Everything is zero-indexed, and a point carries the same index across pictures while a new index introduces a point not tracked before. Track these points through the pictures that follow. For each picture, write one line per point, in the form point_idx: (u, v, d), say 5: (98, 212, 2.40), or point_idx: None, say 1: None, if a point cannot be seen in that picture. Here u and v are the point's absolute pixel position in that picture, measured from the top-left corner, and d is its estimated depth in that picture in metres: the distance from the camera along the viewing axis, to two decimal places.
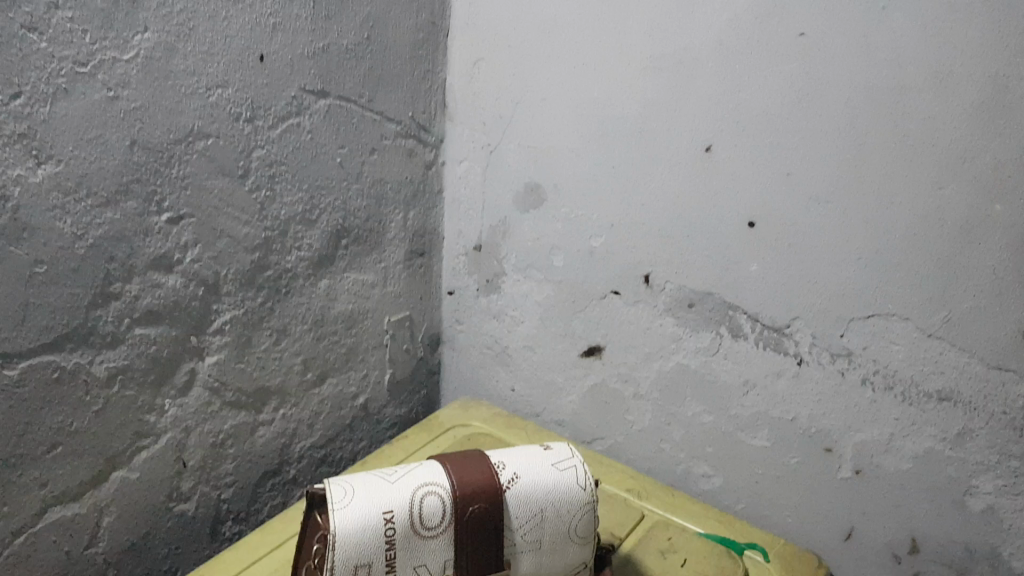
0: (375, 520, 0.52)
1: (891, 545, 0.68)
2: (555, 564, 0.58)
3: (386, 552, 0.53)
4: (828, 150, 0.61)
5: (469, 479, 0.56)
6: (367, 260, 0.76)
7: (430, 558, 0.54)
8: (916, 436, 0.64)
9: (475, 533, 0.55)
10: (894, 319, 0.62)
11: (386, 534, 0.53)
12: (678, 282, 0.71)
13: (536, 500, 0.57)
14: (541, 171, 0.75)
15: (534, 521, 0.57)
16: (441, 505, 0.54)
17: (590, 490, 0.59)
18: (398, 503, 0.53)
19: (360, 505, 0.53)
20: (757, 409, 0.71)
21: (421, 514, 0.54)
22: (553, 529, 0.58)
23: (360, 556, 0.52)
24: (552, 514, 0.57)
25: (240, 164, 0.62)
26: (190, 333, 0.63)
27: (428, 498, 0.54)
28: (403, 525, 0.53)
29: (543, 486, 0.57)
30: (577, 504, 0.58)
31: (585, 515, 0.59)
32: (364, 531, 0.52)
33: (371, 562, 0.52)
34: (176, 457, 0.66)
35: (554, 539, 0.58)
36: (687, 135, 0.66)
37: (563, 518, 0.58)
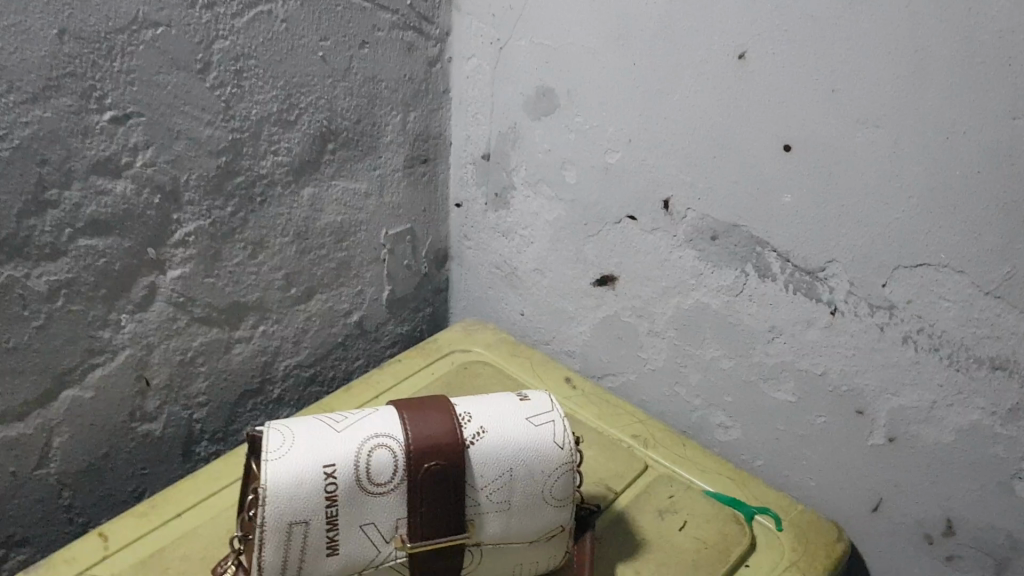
0: (313, 474, 0.46)
1: (922, 523, 0.60)
2: (528, 528, 0.52)
3: (326, 509, 0.46)
4: (882, 66, 0.50)
5: (427, 431, 0.49)
6: (359, 166, 0.69)
7: (380, 518, 0.48)
8: (962, 406, 0.55)
9: (432, 493, 0.48)
10: (947, 271, 0.52)
11: (327, 490, 0.46)
12: (701, 211, 0.62)
13: (504, 458, 0.50)
14: (555, 74, 0.66)
15: (502, 481, 0.50)
16: (393, 460, 0.48)
17: (569, 449, 0.52)
18: (342, 456, 0.47)
19: (298, 456, 0.47)
20: (782, 359, 0.63)
21: (369, 469, 0.47)
22: (525, 490, 0.51)
23: (295, 513, 0.46)
24: (525, 474, 0.51)
25: (198, 56, 0.55)
26: (147, 245, 0.58)
27: (378, 451, 0.48)
28: (347, 480, 0.47)
29: (513, 442, 0.51)
30: (554, 464, 0.51)
31: (563, 476, 0.52)
32: (301, 486, 0.46)
33: (309, 519, 0.46)
34: (139, 376, 0.62)
35: (525, 501, 0.51)
36: (718, 40, 0.56)
37: (536, 478, 0.51)
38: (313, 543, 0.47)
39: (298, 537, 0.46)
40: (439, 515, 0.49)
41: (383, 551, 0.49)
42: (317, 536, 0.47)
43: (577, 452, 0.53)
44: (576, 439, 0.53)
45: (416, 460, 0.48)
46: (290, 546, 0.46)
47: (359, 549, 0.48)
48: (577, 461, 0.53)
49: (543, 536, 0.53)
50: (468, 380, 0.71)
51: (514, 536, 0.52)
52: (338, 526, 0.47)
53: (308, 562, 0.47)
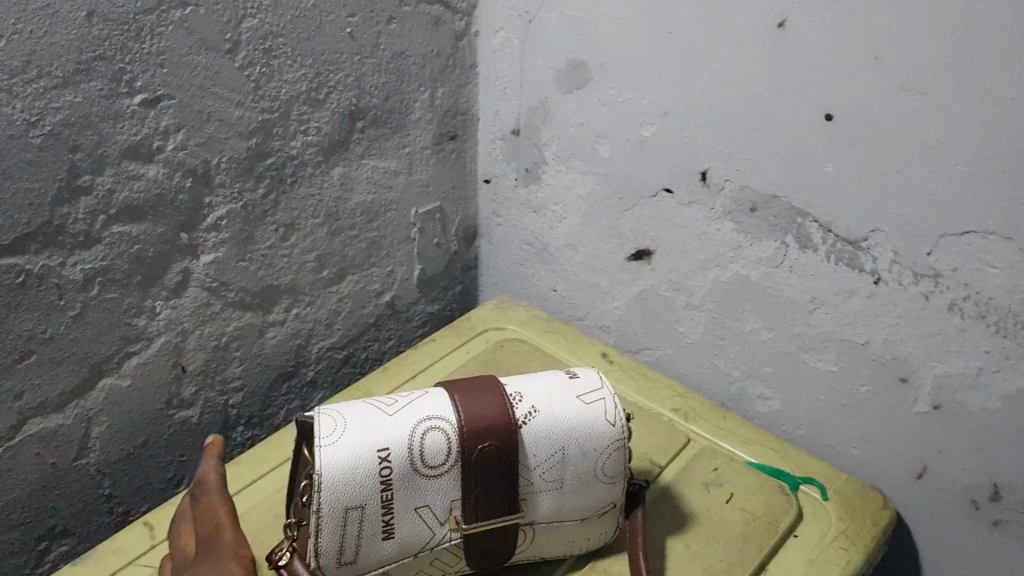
0: (368, 459, 0.46)
1: (968, 490, 0.59)
2: (579, 506, 0.51)
3: (381, 493, 0.46)
4: (929, 31, 0.49)
5: (479, 413, 0.48)
6: (389, 144, 0.69)
7: (434, 500, 0.48)
8: (1009, 372, 0.54)
9: (487, 474, 0.48)
10: (994, 238, 0.51)
11: (382, 474, 0.46)
12: (740, 182, 0.61)
13: (557, 437, 0.50)
14: (587, 47, 0.65)
15: (554, 460, 0.50)
16: (446, 442, 0.47)
17: (620, 427, 0.51)
18: (396, 439, 0.46)
19: (352, 441, 0.46)
20: (825, 329, 0.62)
21: (423, 452, 0.47)
22: (577, 469, 0.50)
23: (350, 499, 0.45)
24: (576, 452, 0.50)
25: (227, 36, 0.53)
26: (180, 230, 0.57)
27: (431, 434, 0.47)
28: (402, 464, 0.46)
29: (565, 421, 0.50)
30: (605, 442, 0.51)
31: (614, 454, 0.51)
32: (356, 472, 0.45)
33: (364, 504, 0.46)
34: (174, 362, 0.61)
35: (577, 479, 0.51)
36: (757, 7, 0.55)
37: (588, 457, 0.51)
38: (369, 527, 0.46)
39: (354, 522, 0.46)
40: (492, 496, 0.49)
41: (437, 533, 0.48)
42: (373, 521, 0.46)
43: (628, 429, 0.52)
44: (626, 416, 0.52)
45: (470, 441, 0.48)
46: (346, 531, 0.46)
47: (414, 531, 0.47)
48: (628, 439, 0.52)
49: (595, 513, 0.52)
50: (503, 359, 0.71)
51: (566, 514, 0.52)
52: (393, 510, 0.46)
53: (363, 547, 0.46)
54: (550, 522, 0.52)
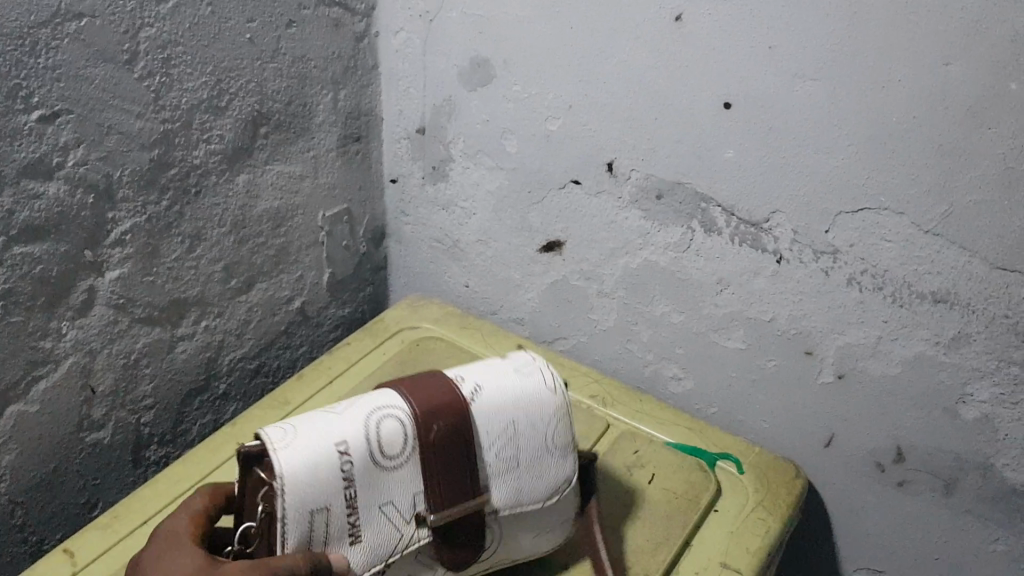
0: (329, 454, 0.44)
1: (873, 453, 0.63)
2: (537, 487, 0.51)
3: (344, 488, 0.45)
4: (817, 21, 0.51)
5: (428, 395, 0.48)
6: (293, 148, 0.69)
7: (398, 493, 0.47)
8: (907, 339, 0.57)
9: (448, 454, 0.48)
10: (886, 213, 0.54)
11: (343, 468, 0.45)
12: (645, 171, 0.64)
13: (503, 413, 0.50)
14: (490, 44, 0.67)
15: (503, 433, 0.50)
16: (401, 427, 0.47)
17: (559, 392, 0.53)
18: (353, 433, 0.46)
19: (306, 440, 0.44)
20: (732, 309, 0.65)
21: (380, 440, 0.46)
22: (528, 444, 0.51)
23: (316, 499, 0.43)
24: (523, 421, 0.51)
25: (125, 47, 0.52)
26: (83, 247, 0.54)
27: (386, 421, 0.47)
28: (361, 457, 0.45)
29: (508, 393, 0.51)
30: (547, 411, 0.52)
31: (559, 421, 0.52)
32: (317, 469, 0.44)
33: (330, 503, 0.44)
34: (83, 383, 0.58)
35: (529, 452, 0.51)
36: (652, 2, 0.57)
37: (536, 424, 0.51)
38: (336, 531, 0.45)
39: (321, 524, 0.44)
40: (455, 480, 0.48)
41: (404, 533, 0.47)
42: (339, 520, 0.44)
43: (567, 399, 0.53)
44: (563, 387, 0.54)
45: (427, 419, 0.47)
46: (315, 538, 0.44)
47: (382, 530, 0.46)
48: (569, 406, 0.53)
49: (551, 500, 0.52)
50: (421, 357, 0.71)
51: (525, 499, 0.51)
52: (359, 509, 0.45)
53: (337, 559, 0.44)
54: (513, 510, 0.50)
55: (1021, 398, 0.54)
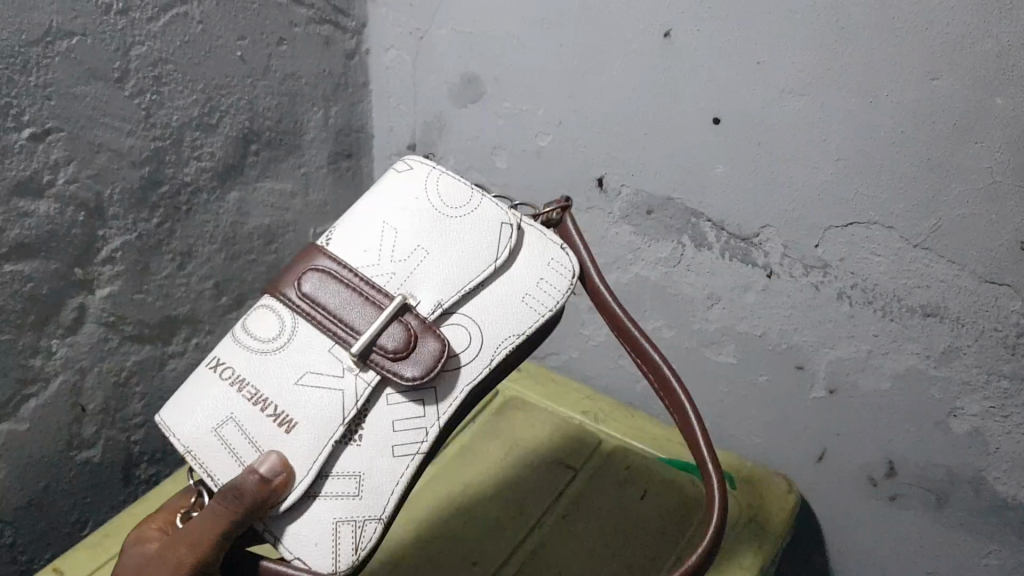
0: (209, 381, 0.43)
1: (866, 467, 0.63)
2: (516, 307, 0.45)
3: (236, 391, 0.43)
4: (803, 36, 0.52)
5: (291, 274, 0.45)
6: (284, 166, 0.70)
7: (311, 368, 0.43)
8: (897, 353, 0.57)
9: (328, 283, 0.44)
10: (876, 227, 0.54)
11: (226, 377, 0.43)
12: (634, 186, 0.65)
13: (397, 235, 0.45)
14: (480, 62, 0.69)
15: (413, 251, 0.45)
16: (273, 318, 0.44)
17: (441, 181, 0.47)
18: (226, 350, 0.44)
19: (190, 388, 0.44)
20: (723, 323, 0.65)
21: (257, 341, 0.44)
22: (459, 264, 0.45)
23: (210, 412, 0.42)
24: (431, 212, 0.46)
25: (116, 64, 0.53)
26: (74, 265, 0.54)
27: (255, 323, 0.44)
28: (242, 358, 0.44)
29: (371, 221, 0.46)
30: (472, 221, 0.46)
31: (499, 243, 0.46)
32: (200, 393, 0.43)
33: (235, 413, 0.42)
34: (74, 402, 0.58)
35: (431, 236, 0.46)
36: (641, 18, 0.58)
37: (474, 261, 0.45)
38: (262, 436, 0.41)
39: (237, 435, 0.42)
40: (357, 309, 0.43)
41: (346, 386, 0.42)
42: (257, 422, 0.42)
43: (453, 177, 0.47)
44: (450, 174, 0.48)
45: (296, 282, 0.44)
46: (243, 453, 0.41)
47: (313, 397, 0.42)
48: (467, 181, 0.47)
49: (479, 237, 0.46)
50: None
51: (507, 330, 0.44)
52: (267, 398, 0.42)
53: (271, 463, 0.40)
54: (501, 348, 0.44)
55: (1010, 411, 0.54)
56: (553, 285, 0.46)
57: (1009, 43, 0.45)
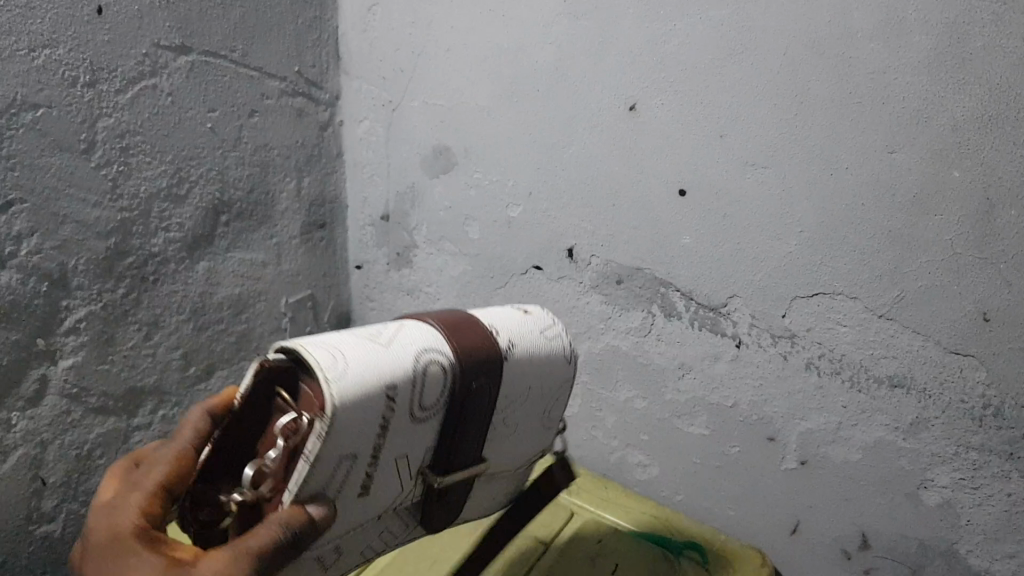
0: (377, 392, 0.39)
1: (839, 541, 0.61)
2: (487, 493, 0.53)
3: (375, 437, 0.40)
4: (762, 110, 0.53)
5: (469, 348, 0.44)
6: (254, 237, 0.70)
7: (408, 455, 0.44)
8: (866, 425, 0.57)
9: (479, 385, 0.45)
10: (841, 297, 0.54)
11: (384, 413, 0.40)
12: (604, 256, 0.65)
13: (525, 398, 0.49)
14: (450, 133, 0.70)
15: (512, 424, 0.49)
16: (441, 376, 0.43)
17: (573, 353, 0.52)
18: (399, 369, 0.41)
19: (367, 380, 0.39)
20: (694, 394, 0.65)
21: (424, 391, 0.42)
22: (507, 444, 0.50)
23: (347, 445, 0.39)
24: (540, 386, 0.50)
25: (82, 137, 0.53)
26: (36, 335, 0.53)
27: (428, 366, 0.42)
28: (402, 400, 0.41)
29: (527, 361, 0.48)
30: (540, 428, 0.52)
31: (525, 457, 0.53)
32: (355, 412, 0.38)
33: (358, 453, 0.40)
34: (33, 475, 0.56)
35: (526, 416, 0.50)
36: (610, 91, 0.59)
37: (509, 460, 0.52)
38: (351, 478, 0.41)
39: (344, 471, 0.40)
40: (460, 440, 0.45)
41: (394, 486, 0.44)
42: (355, 476, 0.41)
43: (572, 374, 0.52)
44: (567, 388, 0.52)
45: (461, 321, 0.46)
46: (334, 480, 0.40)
47: (380, 494, 0.43)
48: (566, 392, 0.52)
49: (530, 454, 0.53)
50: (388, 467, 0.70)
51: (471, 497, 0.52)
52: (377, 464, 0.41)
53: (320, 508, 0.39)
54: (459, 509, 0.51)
55: (980, 484, 0.53)
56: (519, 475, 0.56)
57: (963, 117, 0.46)
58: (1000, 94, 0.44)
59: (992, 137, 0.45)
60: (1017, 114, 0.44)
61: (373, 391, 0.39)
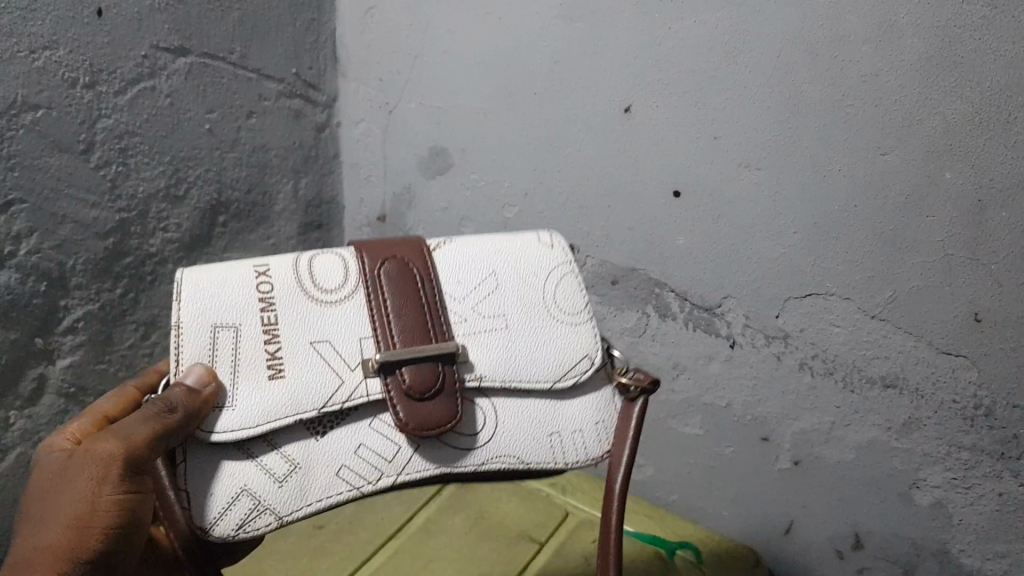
0: (244, 272, 0.44)
1: (831, 540, 0.62)
2: (537, 443, 0.46)
3: (260, 311, 0.43)
4: (755, 112, 0.53)
5: (385, 249, 0.47)
6: (251, 237, 0.71)
7: (333, 342, 0.44)
8: (859, 425, 0.57)
9: (407, 280, 0.46)
10: (834, 298, 0.54)
11: (260, 288, 0.44)
12: (600, 258, 0.66)
13: (497, 285, 0.48)
14: (447, 135, 0.71)
15: (498, 317, 0.47)
16: (335, 264, 0.46)
17: (559, 248, 0.50)
18: (276, 261, 0.46)
19: (232, 267, 0.45)
20: (689, 394, 0.66)
21: (312, 277, 0.45)
22: (523, 358, 0.46)
23: (219, 313, 0.43)
24: (534, 288, 0.48)
25: (82, 138, 0.53)
26: (34, 335, 0.54)
27: (320, 260, 0.46)
28: (281, 280, 0.45)
29: (480, 254, 0.49)
30: (565, 332, 0.47)
31: (561, 370, 0.46)
32: (224, 285, 0.44)
33: (239, 322, 0.43)
34: (31, 474, 0.56)
35: (512, 307, 0.47)
36: (605, 94, 0.60)
37: (531, 373, 0.46)
38: (247, 350, 0.42)
39: (227, 341, 0.42)
40: (420, 331, 0.45)
41: (346, 380, 0.43)
42: (251, 347, 0.42)
43: (568, 263, 0.50)
44: (574, 288, 0.49)
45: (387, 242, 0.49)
46: (219, 351, 0.42)
47: (313, 382, 0.42)
48: (569, 286, 0.49)
49: (567, 372, 0.46)
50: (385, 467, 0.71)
51: (510, 451, 0.45)
52: (279, 339, 0.43)
53: (197, 375, 0.41)
54: (497, 461, 0.45)
55: (972, 483, 0.53)
56: (597, 436, 0.47)
57: (954, 120, 0.46)
58: (990, 98, 0.45)
59: (983, 140, 0.45)
60: (1007, 118, 0.44)
61: (250, 270, 0.45)
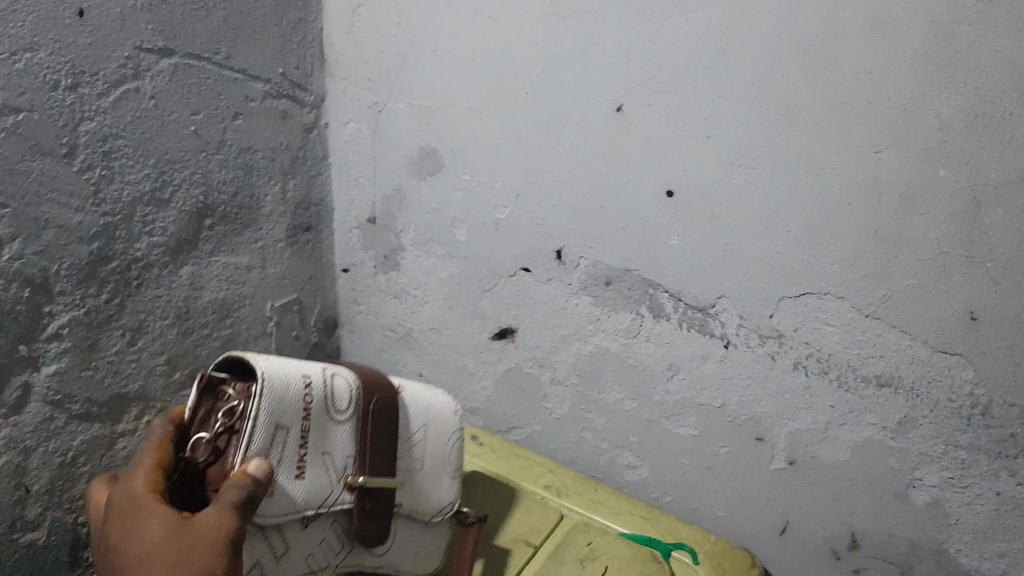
0: (297, 378, 0.48)
1: (827, 540, 0.61)
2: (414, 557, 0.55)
3: (302, 420, 0.47)
4: (749, 109, 0.52)
5: (368, 378, 0.53)
6: (239, 240, 0.70)
7: (333, 456, 0.49)
8: (855, 424, 0.56)
9: (387, 415, 0.52)
10: (829, 297, 0.54)
11: (307, 399, 0.48)
12: (593, 258, 0.65)
13: (428, 433, 0.56)
14: (436, 136, 0.70)
15: (426, 461, 0.56)
16: (348, 388, 0.51)
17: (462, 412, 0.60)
18: (312, 371, 0.50)
19: (284, 369, 0.48)
20: (683, 395, 0.65)
21: (334, 396, 0.50)
22: (427, 498, 0.55)
23: (281, 416, 0.46)
24: (442, 441, 0.58)
25: (64, 140, 0.52)
26: (18, 342, 0.53)
27: (338, 380, 0.51)
28: (319, 394, 0.49)
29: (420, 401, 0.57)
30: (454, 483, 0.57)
31: (446, 512, 0.56)
32: (287, 386, 0.47)
33: (290, 426, 0.46)
34: (16, 483, 0.55)
35: (432, 456, 0.56)
36: (597, 91, 0.59)
37: (431, 512, 0.55)
38: (287, 456, 0.46)
39: (281, 444, 0.46)
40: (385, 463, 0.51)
41: (334, 491, 0.48)
42: (291, 454, 0.46)
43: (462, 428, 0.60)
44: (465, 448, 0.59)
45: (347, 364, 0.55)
46: (273, 449, 0.45)
47: (316, 493, 0.47)
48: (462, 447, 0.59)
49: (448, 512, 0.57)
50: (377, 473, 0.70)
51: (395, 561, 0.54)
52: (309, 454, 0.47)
53: (259, 464, 0.44)
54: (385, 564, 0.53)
55: (967, 482, 0.53)
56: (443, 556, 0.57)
57: (950, 116, 0.46)
58: (986, 92, 0.44)
59: (978, 138, 0.45)
60: (1003, 112, 0.44)
61: (300, 376, 0.48)
